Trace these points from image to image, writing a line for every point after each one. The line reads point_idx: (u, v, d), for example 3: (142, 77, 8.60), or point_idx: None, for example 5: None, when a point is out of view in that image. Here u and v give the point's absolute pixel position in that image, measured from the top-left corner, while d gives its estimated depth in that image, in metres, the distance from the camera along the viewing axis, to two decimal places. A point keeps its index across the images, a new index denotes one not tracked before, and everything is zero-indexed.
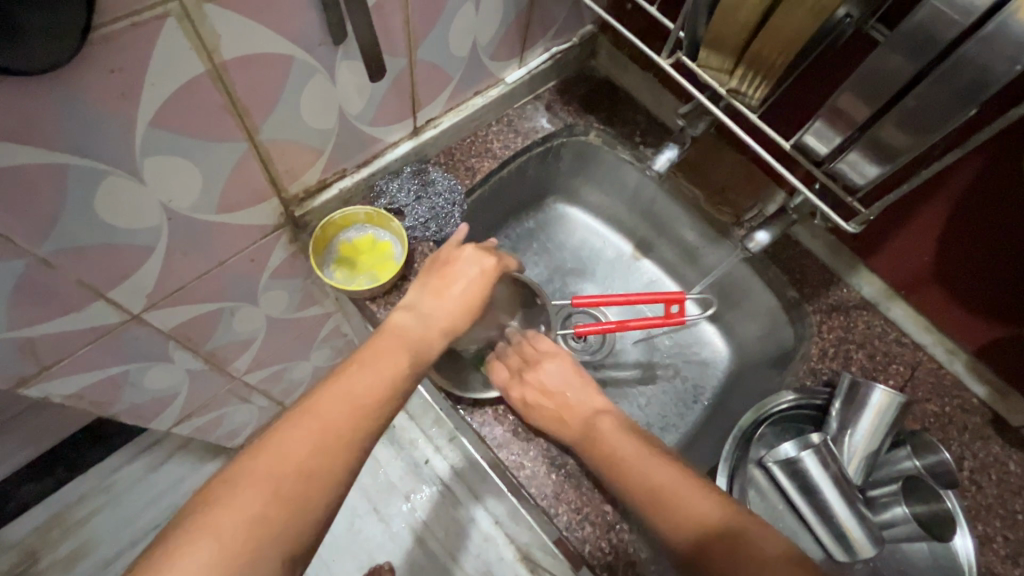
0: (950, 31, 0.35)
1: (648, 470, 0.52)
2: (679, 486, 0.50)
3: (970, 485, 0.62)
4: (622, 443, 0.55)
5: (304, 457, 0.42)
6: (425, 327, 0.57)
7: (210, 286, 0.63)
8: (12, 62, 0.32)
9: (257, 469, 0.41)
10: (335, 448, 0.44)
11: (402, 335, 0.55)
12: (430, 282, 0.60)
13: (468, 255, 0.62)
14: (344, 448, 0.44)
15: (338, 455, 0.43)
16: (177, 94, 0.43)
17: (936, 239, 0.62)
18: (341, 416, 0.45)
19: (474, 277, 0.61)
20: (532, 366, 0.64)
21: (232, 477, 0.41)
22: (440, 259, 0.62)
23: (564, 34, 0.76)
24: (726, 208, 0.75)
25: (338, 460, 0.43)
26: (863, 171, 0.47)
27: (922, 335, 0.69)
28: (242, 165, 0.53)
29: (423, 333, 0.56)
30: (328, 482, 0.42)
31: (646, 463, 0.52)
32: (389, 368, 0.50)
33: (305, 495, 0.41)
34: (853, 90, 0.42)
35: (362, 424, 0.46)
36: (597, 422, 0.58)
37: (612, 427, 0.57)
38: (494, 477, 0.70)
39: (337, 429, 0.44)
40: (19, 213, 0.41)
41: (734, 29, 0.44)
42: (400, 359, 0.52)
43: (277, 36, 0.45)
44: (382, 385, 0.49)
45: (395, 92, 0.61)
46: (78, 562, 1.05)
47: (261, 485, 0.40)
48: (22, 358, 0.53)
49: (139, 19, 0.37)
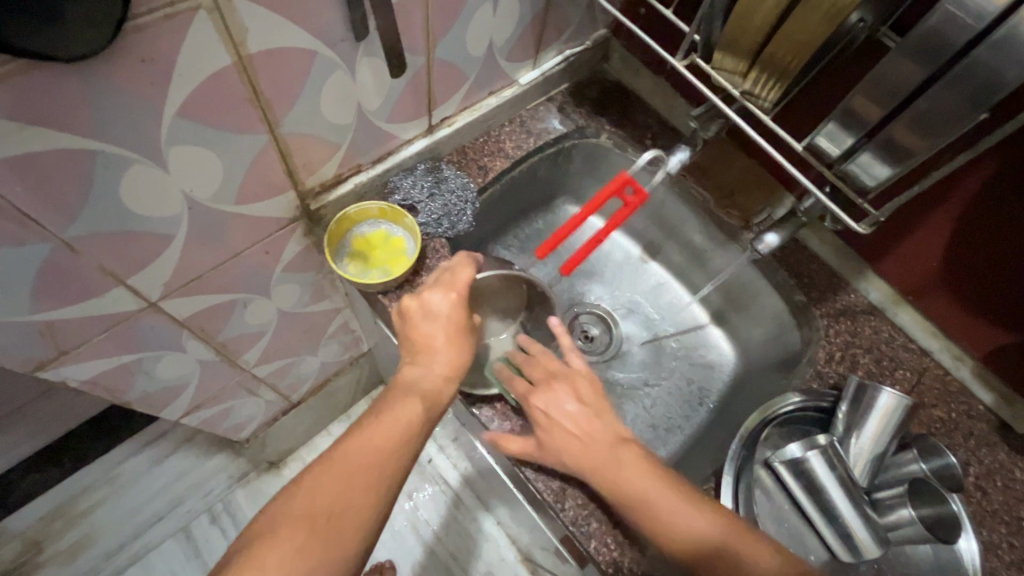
0: (962, 35, 0.36)
1: (686, 515, 0.51)
2: (671, 511, 0.51)
3: (975, 490, 0.62)
4: (640, 474, 0.54)
5: (334, 498, 0.47)
6: (429, 378, 0.58)
7: (226, 276, 0.64)
8: (48, 47, 0.33)
9: (295, 511, 0.46)
10: (360, 488, 0.48)
11: (410, 391, 0.56)
12: (412, 341, 0.60)
13: (433, 294, 0.60)
14: (364, 489, 0.48)
15: (361, 494, 0.48)
16: (205, 84, 0.44)
17: (945, 244, 0.63)
18: (362, 465, 0.49)
19: (444, 316, 0.60)
20: (556, 381, 0.61)
21: (263, 525, 0.46)
22: (412, 312, 0.60)
23: (577, 37, 0.77)
24: (734, 211, 0.76)
25: (361, 499, 0.48)
26: (875, 172, 0.47)
27: (928, 340, 0.70)
28: (263, 157, 0.54)
29: (429, 384, 0.57)
30: (355, 520, 0.47)
31: (677, 510, 0.51)
32: (403, 418, 0.54)
33: (338, 533, 0.46)
34: (866, 92, 0.43)
35: (382, 468, 0.50)
36: (621, 452, 0.55)
37: (633, 462, 0.55)
38: (510, 484, 0.71)
39: (359, 473, 0.49)
40: (48, 198, 0.42)
41: (750, 32, 0.45)
42: (412, 411, 0.54)
43: (301, 31, 0.46)
44: (395, 435, 0.52)
45: (412, 90, 0.62)
46: (82, 552, 1.08)
47: (297, 523, 0.45)
48: (41, 342, 0.54)
49: (172, 10, 0.38)
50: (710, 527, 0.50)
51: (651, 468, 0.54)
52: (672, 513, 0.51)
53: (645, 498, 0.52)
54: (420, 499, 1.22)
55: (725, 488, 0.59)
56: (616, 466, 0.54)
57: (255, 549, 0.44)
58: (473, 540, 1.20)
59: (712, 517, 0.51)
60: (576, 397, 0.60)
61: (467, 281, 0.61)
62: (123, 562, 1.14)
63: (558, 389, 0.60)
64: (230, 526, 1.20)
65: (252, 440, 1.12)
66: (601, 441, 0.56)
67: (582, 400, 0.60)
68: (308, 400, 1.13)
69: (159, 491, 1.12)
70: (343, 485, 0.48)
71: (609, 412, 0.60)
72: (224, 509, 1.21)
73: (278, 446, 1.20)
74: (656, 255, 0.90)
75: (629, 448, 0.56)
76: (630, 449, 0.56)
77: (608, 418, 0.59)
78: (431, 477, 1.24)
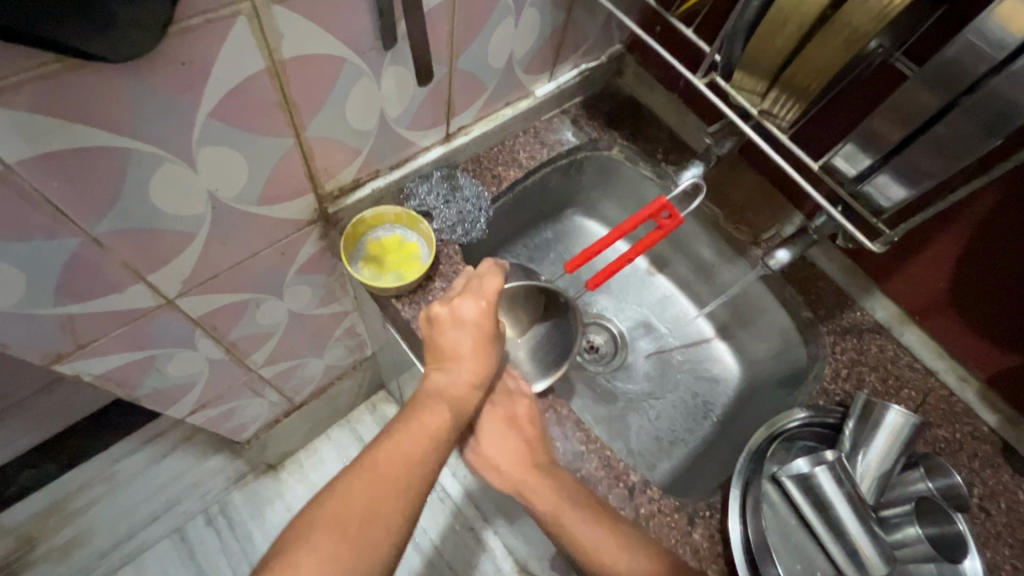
0: (982, 64, 0.37)
1: (616, 552, 0.53)
2: (606, 546, 0.53)
3: (979, 511, 0.63)
4: (547, 497, 0.56)
5: (366, 503, 0.47)
6: (458, 386, 0.58)
7: (243, 276, 0.65)
8: (76, 39, 0.33)
9: (327, 514, 0.46)
10: (391, 496, 0.48)
11: (438, 399, 0.57)
12: (439, 348, 0.59)
13: (463, 302, 0.59)
14: (400, 494, 0.49)
15: (393, 501, 0.48)
16: (238, 87, 0.45)
17: (952, 266, 0.64)
18: (391, 471, 0.50)
19: (474, 324, 0.59)
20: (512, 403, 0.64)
21: (284, 539, 0.45)
22: (441, 319, 0.59)
23: (593, 52, 0.79)
24: (744, 228, 0.77)
25: (391, 506, 0.48)
26: (890, 194, 0.48)
27: (934, 361, 0.70)
28: (287, 160, 0.55)
29: (458, 393, 0.58)
30: (384, 527, 0.47)
31: (617, 546, 0.53)
32: (430, 427, 0.54)
33: (371, 539, 0.46)
34: (884, 115, 0.44)
35: (412, 473, 0.50)
36: (532, 477, 0.58)
37: (558, 487, 0.57)
38: None
39: (391, 481, 0.49)
40: (81, 192, 0.43)
41: (769, 55, 0.46)
42: (441, 418, 0.55)
43: (332, 38, 0.47)
44: (425, 443, 0.53)
45: (433, 98, 0.63)
46: (76, 551, 1.06)
47: (330, 527, 0.45)
48: (62, 336, 0.55)
49: (213, 16, 0.39)
50: (591, 533, 0.54)
51: (558, 487, 0.57)
52: (581, 531, 0.54)
53: (569, 532, 0.54)
54: None
55: (733, 503, 0.60)
56: (536, 486, 0.58)
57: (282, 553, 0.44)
58: (470, 549, 1.20)
59: (619, 540, 0.53)
60: (513, 419, 0.63)
61: (496, 289, 0.60)
62: (117, 561, 1.12)
63: (506, 407, 0.64)
64: (226, 529, 1.18)
65: (252, 442, 1.12)
66: (526, 460, 0.60)
67: (516, 419, 0.63)
68: (310, 402, 1.12)
69: (157, 489, 1.11)
70: (376, 492, 0.48)
71: (536, 438, 0.62)
72: (220, 510, 1.20)
73: (278, 448, 1.19)
74: (663, 268, 0.91)
75: (558, 470, 0.59)
76: (561, 471, 0.59)
77: (535, 441, 0.61)
78: (429, 484, 1.23)
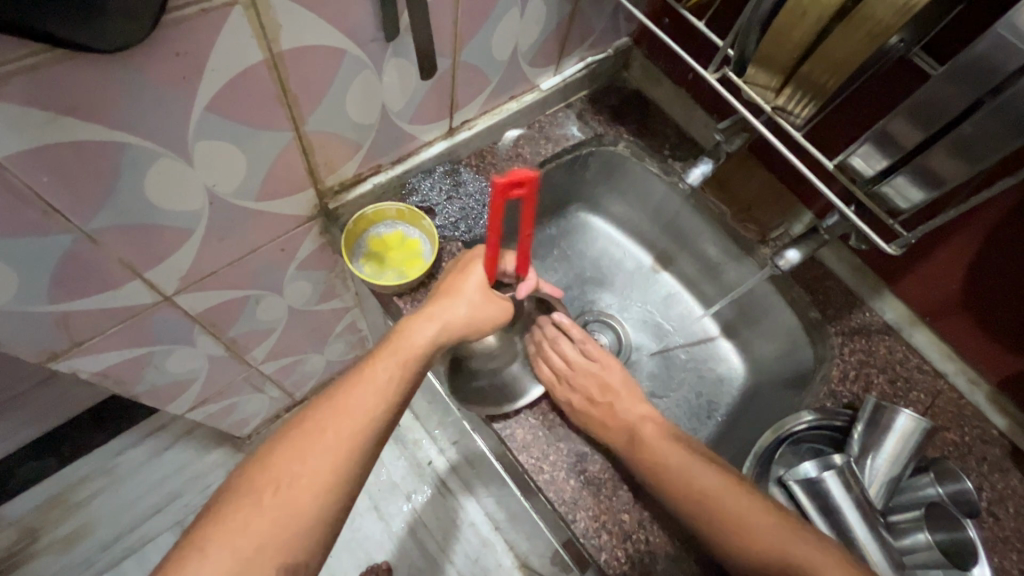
0: (1011, 60, 0.36)
1: (702, 475, 0.55)
2: (722, 488, 0.54)
3: (988, 515, 0.62)
4: (665, 449, 0.58)
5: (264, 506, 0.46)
6: (405, 352, 0.54)
7: (242, 272, 0.64)
8: (65, 31, 0.31)
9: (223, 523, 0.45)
10: (288, 497, 0.46)
11: (354, 388, 0.52)
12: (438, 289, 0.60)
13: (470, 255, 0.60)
14: (295, 495, 0.47)
15: (293, 501, 0.46)
16: (236, 79, 0.43)
17: (967, 267, 0.63)
18: (284, 471, 0.47)
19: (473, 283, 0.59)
20: (576, 375, 0.66)
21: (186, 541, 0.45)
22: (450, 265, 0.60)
23: (600, 45, 0.77)
24: (752, 225, 0.76)
25: (284, 507, 0.46)
26: (907, 195, 0.47)
27: (943, 363, 0.69)
28: (287, 154, 0.54)
29: (379, 381, 0.52)
30: (284, 526, 0.46)
31: (694, 469, 0.56)
32: (338, 421, 0.50)
33: (263, 539, 0.45)
34: (906, 114, 0.42)
35: (308, 472, 0.47)
36: (643, 428, 0.61)
37: (655, 434, 0.60)
38: (508, 479, 0.71)
39: (289, 480, 0.47)
40: (72, 188, 0.42)
41: (786, 48, 0.44)
42: (352, 412, 0.50)
43: (332, 28, 0.46)
44: (330, 440, 0.49)
45: (435, 92, 0.62)
46: (78, 543, 1.06)
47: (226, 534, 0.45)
48: (58, 333, 0.54)
49: (208, 5, 0.37)
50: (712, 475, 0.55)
51: (674, 442, 0.59)
52: (686, 475, 0.55)
53: (675, 478, 0.56)
54: (420, 499, 1.23)
55: None
56: (639, 442, 0.59)
57: (197, 541, 0.45)
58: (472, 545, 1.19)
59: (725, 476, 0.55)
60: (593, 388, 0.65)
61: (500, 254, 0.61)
62: None
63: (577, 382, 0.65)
64: None
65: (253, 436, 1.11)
66: (622, 416, 0.62)
67: (599, 390, 0.65)
68: (311, 398, 1.12)
69: (159, 482, 1.11)
70: (271, 495, 0.46)
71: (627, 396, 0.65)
72: None
73: None
74: (669, 265, 0.89)
75: (652, 424, 0.61)
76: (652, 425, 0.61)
77: (632, 400, 0.64)
78: (429, 478, 1.24)
